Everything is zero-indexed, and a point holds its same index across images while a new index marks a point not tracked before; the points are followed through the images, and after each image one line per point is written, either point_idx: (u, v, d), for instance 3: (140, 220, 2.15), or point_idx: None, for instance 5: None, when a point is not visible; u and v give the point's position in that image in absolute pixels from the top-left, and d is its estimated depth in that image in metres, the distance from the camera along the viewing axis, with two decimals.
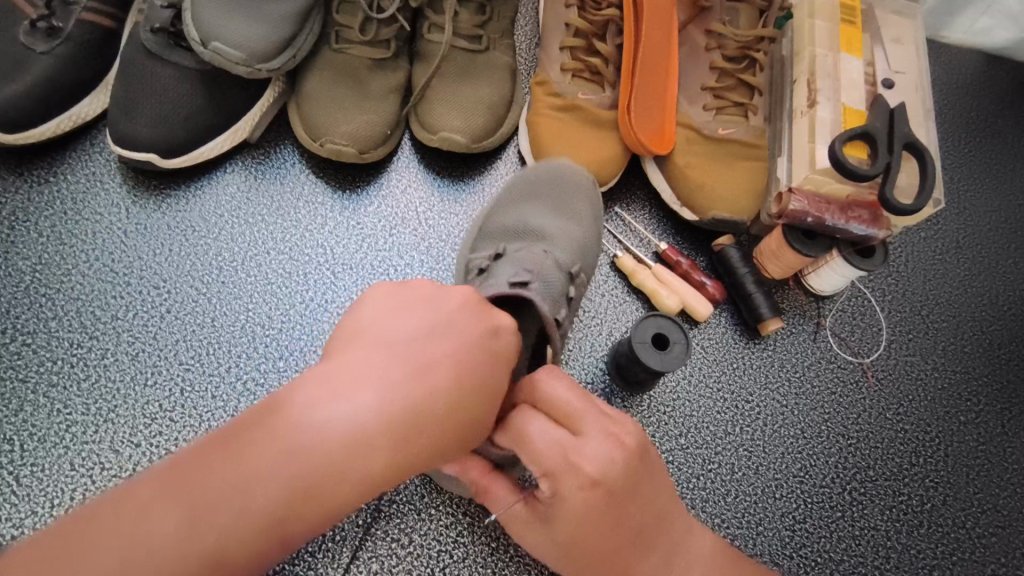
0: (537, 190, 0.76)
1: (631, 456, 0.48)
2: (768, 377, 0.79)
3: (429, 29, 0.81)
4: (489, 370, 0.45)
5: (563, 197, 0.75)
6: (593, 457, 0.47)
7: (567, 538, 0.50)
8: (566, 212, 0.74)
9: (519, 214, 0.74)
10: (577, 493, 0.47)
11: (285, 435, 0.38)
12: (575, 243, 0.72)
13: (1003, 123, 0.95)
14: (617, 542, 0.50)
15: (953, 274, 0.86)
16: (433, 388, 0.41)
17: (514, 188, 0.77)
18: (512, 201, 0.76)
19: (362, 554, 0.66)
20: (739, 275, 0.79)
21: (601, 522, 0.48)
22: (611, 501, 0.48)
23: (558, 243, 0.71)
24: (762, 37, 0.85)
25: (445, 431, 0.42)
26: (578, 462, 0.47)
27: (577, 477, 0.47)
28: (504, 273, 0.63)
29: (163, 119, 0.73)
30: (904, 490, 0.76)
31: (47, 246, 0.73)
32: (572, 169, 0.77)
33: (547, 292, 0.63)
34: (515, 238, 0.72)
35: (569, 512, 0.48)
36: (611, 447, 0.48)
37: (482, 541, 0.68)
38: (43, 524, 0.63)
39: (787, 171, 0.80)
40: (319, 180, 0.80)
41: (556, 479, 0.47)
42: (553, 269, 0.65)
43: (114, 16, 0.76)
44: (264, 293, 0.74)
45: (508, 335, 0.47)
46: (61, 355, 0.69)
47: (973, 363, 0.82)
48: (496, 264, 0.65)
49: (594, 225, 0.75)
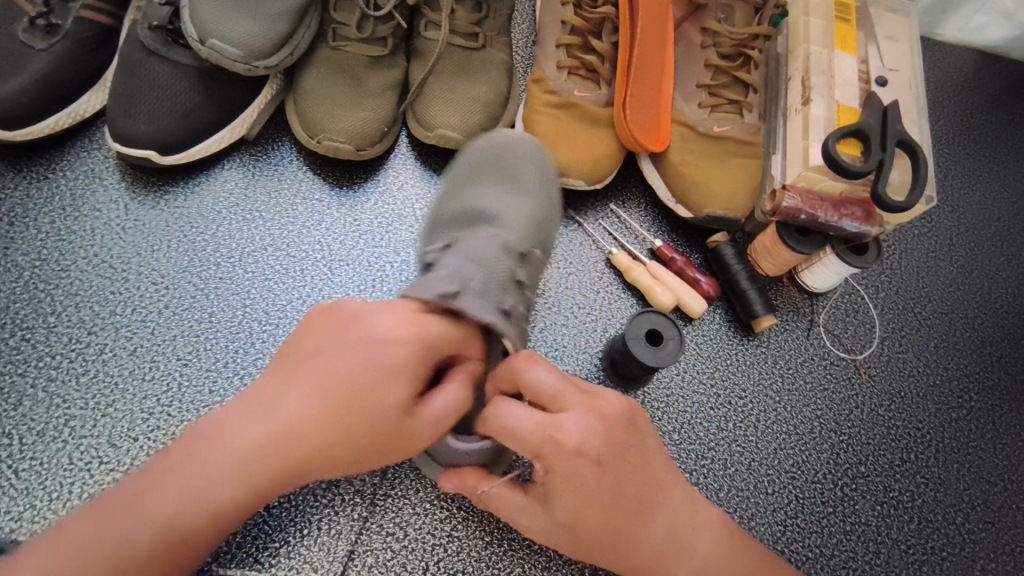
0: (479, 168, 0.72)
1: (610, 427, 0.51)
2: (761, 373, 0.80)
3: (426, 26, 0.81)
4: (386, 386, 0.47)
5: (508, 173, 0.72)
6: (573, 432, 0.49)
7: (569, 514, 0.52)
8: (514, 188, 0.71)
9: (464, 196, 0.70)
10: (565, 467, 0.49)
11: (205, 445, 0.47)
12: (525, 217, 0.69)
13: (997, 121, 0.96)
14: (617, 511, 0.52)
15: (946, 271, 0.87)
16: (320, 401, 0.46)
17: (457, 169, 0.74)
18: (457, 183, 0.73)
19: (359, 547, 0.67)
20: (733, 272, 0.79)
21: (598, 494, 0.50)
22: (599, 470, 0.50)
23: (505, 221, 0.67)
24: (757, 35, 0.85)
25: (339, 437, 0.47)
26: (559, 435, 0.49)
27: (562, 451, 0.49)
28: (443, 270, 0.57)
29: (161, 115, 0.73)
30: (895, 486, 0.77)
31: (46, 242, 0.73)
32: (516, 139, 0.74)
33: (490, 283, 0.58)
34: (462, 224, 0.68)
35: (565, 490, 0.50)
36: (591, 421, 0.50)
37: (476, 535, 0.69)
38: (41, 517, 0.63)
39: (781, 167, 0.81)
40: (316, 177, 0.80)
41: (545, 458, 0.49)
42: (497, 256, 0.61)
43: (113, 13, 0.77)
44: (261, 289, 0.75)
45: (407, 343, 0.49)
46: (59, 350, 0.70)
47: (965, 360, 0.83)
48: (442, 255, 0.60)
49: (545, 195, 0.72)
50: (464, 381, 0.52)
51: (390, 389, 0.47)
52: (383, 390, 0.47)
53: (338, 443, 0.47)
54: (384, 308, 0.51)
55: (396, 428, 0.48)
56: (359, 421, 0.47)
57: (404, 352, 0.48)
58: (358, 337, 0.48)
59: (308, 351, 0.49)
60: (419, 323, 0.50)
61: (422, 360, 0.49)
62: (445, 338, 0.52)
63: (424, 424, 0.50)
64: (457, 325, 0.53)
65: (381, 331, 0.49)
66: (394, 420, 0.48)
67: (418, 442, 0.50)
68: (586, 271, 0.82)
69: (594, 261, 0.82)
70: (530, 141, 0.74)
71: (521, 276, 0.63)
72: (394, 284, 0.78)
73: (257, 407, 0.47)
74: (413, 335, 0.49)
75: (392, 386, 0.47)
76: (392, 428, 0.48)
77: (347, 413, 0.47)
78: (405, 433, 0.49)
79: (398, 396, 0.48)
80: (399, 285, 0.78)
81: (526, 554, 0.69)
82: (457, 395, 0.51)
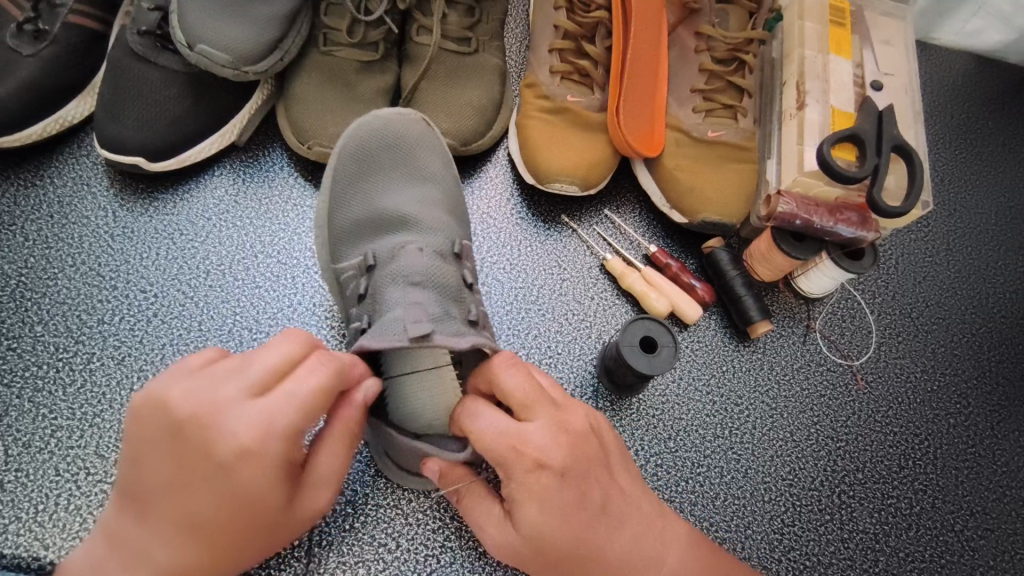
0: (380, 160, 0.70)
1: (577, 440, 0.50)
2: (757, 380, 0.79)
3: (417, 31, 0.80)
4: (259, 488, 0.45)
5: (413, 172, 0.71)
6: (535, 444, 0.49)
7: (532, 529, 0.50)
8: (418, 178, 0.71)
9: (370, 198, 0.69)
10: (526, 478, 0.49)
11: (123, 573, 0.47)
12: (437, 207, 0.70)
13: (994, 125, 0.95)
14: (579, 525, 0.50)
15: (943, 276, 0.86)
16: (207, 517, 0.46)
17: (347, 164, 0.70)
18: (353, 184, 0.69)
19: (349, 559, 0.66)
20: (728, 278, 0.79)
21: (558, 505, 0.49)
22: (562, 482, 0.49)
23: (420, 218, 0.67)
24: (751, 39, 0.84)
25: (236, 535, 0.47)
26: (522, 446, 0.48)
27: (523, 461, 0.48)
28: (394, 300, 0.59)
29: (150, 121, 0.72)
30: (893, 493, 0.76)
31: (33, 250, 0.72)
32: (398, 119, 0.72)
33: (444, 301, 0.59)
34: (376, 233, 0.67)
35: (523, 498, 0.49)
36: (554, 432, 0.49)
37: (468, 546, 0.68)
38: (26, 530, 0.62)
39: (776, 173, 0.80)
40: (307, 183, 0.80)
41: (505, 464, 0.49)
42: (441, 268, 0.62)
43: (102, 19, 0.76)
44: (251, 297, 0.74)
45: (269, 442, 0.45)
46: (46, 359, 0.69)
47: (963, 365, 0.82)
48: (376, 282, 0.61)
49: (448, 175, 0.73)
50: (344, 436, 0.50)
51: (265, 499, 0.46)
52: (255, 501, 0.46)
53: (232, 541, 0.47)
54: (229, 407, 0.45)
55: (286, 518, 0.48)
56: (246, 533, 0.47)
57: (268, 459, 0.45)
58: (202, 457, 0.44)
59: (162, 470, 0.45)
60: (275, 419, 0.45)
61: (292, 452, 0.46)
62: (309, 418, 0.46)
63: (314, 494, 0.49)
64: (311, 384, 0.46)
65: (226, 442, 0.44)
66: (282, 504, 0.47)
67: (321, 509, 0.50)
68: (579, 277, 0.81)
69: (588, 267, 0.82)
70: (431, 132, 0.73)
71: (470, 281, 0.64)
72: None
73: (141, 533, 0.47)
74: (269, 435, 0.45)
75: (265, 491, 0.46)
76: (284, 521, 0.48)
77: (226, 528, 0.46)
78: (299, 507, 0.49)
79: (274, 500, 0.46)
80: None
81: None
82: (341, 451, 0.50)
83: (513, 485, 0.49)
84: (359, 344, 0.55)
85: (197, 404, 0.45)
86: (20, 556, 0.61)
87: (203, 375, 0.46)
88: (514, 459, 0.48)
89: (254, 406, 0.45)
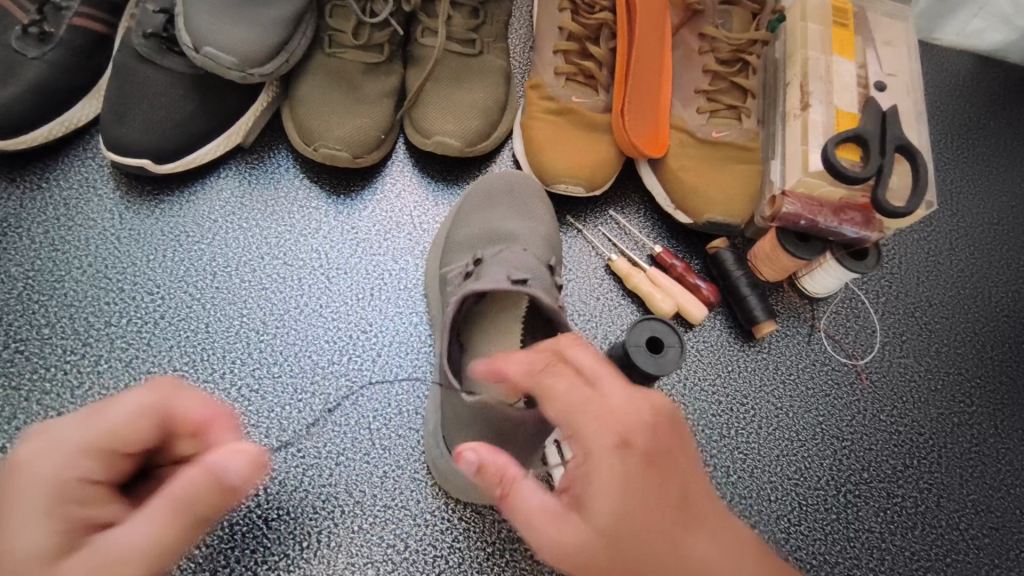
0: (496, 197, 0.76)
1: (658, 420, 0.51)
2: (762, 379, 0.79)
3: (423, 33, 0.81)
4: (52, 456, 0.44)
5: (520, 198, 0.76)
6: (613, 416, 0.50)
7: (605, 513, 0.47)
8: (523, 212, 0.75)
9: (481, 219, 0.74)
10: (608, 453, 0.48)
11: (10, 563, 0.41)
12: (542, 240, 0.74)
13: (995, 124, 0.96)
14: (657, 512, 0.47)
15: (946, 275, 0.87)
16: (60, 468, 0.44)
17: (471, 198, 0.77)
18: (470, 211, 0.76)
19: (358, 560, 0.66)
20: (733, 278, 0.79)
21: (636, 487, 0.48)
22: (639, 459, 0.49)
23: (528, 241, 0.73)
24: (754, 40, 0.84)
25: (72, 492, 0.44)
26: (603, 411, 0.50)
27: (604, 429, 0.49)
28: (495, 271, 0.64)
29: (157, 123, 0.73)
30: (898, 492, 0.77)
31: (41, 252, 0.72)
32: (521, 175, 0.79)
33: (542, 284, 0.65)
34: (485, 244, 0.72)
35: (601, 477, 0.48)
36: (629, 404, 0.50)
37: (477, 546, 0.68)
38: None
39: (781, 173, 0.81)
40: (313, 184, 0.80)
41: (581, 433, 0.50)
42: (535, 262, 0.67)
43: (106, 21, 0.76)
44: (258, 299, 0.74)
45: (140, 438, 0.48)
46: (54, 362, 0.69)
47: (966, 365, 0.83)
48: (481, 265, 0.66)
49: (553, 221, 0.78)
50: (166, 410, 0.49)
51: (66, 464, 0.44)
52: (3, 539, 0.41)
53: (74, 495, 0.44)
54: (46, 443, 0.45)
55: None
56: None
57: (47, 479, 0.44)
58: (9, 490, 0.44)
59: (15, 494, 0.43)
60: (61, 436, 0.46)
61: (65, 482, 0.44)
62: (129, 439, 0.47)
63: (95, 564, 0.41)
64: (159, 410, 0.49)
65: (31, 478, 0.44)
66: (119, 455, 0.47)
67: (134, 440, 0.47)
68: (585, 277, 0.81)
69: (594, 267, 0.82)
70: (529, 173, 0.80)
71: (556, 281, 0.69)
72: (392, 292, 0.77)
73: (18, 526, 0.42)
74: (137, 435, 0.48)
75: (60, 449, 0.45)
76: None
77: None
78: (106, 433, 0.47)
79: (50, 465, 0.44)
80: (396, 293, 0.77)
81: (528, 564, 0.68)
82: (155, 518, 0.43)
83: (590, 461, 0.49)
84: (468, 289, 0.61)
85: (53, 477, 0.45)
86: None
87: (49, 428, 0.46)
88: (591, 430, 0.49)
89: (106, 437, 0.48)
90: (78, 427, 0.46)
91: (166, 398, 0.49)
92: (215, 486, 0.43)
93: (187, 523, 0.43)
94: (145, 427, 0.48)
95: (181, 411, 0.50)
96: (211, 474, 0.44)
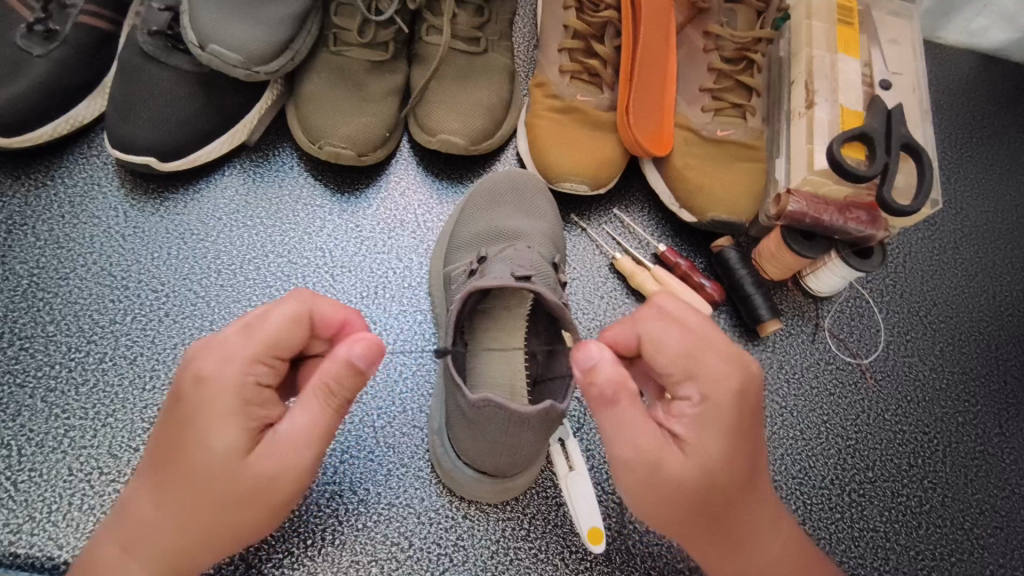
0: (501, 195, 0.76)
1: (763, 378, 0.53)
2: (767, 378, 0.79)
3: (428, 32, 0.81)
4: (230, 359, 0.49)
5: (524, 196, 0.76)
6: (730, 364, 0.52)
7: (716, 461, 0.51)
8: (527, 211, 0.75)
9: (486, 218, 0.75)
10: (722, 397, 0.51)
11: (197, 462, 0.48)
12: (547, 238, 0.74)
13: (999, 123, 0.96)
14: (749, 457, 0.53)
15: (951, 274, 0.86)
16: (234, 377, 0.49)
17: (476, 197, 0.77)
18: (474, 211, 0.76)
19: (362, 558, 0.66)
20: (738, 277, 0.79)
21: (740, 431, 0.51)
22: (752, 411, 0.52)
23: (533, 240, 0.73)
24: (760, 39, 0.84)
25: (247, 396, 0.49)
26: (719, 364, 0.52)
27: (721, 376, 0.51)
28: (500, 269, 0.64)
29: (162, 122, 0.73)
30: (902, 491, 0.77)
31: (45, 250, 0.72)
32: (527, 175, 0.79)
33: (545, 282, 0.65)
34: (487, 242, 0.73)
35: (713, 419, 0.51)
36: (736, 353, 0.53)
37: (482, 545, 0.68)
38: (41, 529, 0.63)
39: (785, 172, 0.80)
40: (317, 182, 0.80)
41: (700, 378, 0.52)
42: (539, 258, 0.67)
43: (111, 19, 0.76)
44: (262, 296, 0.74)
45: (299, 332, 0.52)
46: (59, 359, 0.69)
47: (971, 364, 0.83)
48: (486, 264, 0.66)
49: (557, 218, 0.78)
50: (308, 313, 0.53)
51: (245, 370, 0.50)
52: (200, 437, 0.48)
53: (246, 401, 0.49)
54: (224, 347, 0.50)
55: (248, 472, 0.49)
56: (206, 478, 0.48)
57: (221, 380, 0.49)
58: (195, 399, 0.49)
59: (196, 404, 0.49)
60: (232, 345, 0.50)
61: (242, 387, 0.49)
62: (281, 339, 0.51)
63: (274, 455, 0.49)
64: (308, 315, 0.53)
65: (217, 379, 0.49)
66: (281, 351, 0.52)
67: (287, 341, 0.51)
68: (589, 276, 0.81)
69: (598, 266, 0.82)
70: (534, 173, 0.80)
71: (560, 278, 0.69)
72: (396, 291, 0.77)
73: (199, 429, 0.48)
74: (292, 335, 0.52)
75: (228, 351, 0.50)
76: (257, 478, 0.49)
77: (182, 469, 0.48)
78: (263, 339, 0.51)
79: (226, 370, 0.49)
80: (401, 292, 0.77)
81: (533, 563, 0.68)
82: (312, 410, 0.50)
83: (707, 406, 0.51)
84: (472, 285, 0.61)
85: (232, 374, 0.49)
86: (34, 556, 0.62)
87: (221, 334, 0.51)
88: (710, 375, 0.52)
89: (250, 332, 0.51)
90: (243, 338, 0.50)
91: (308, 304, 0.53)
92: (351, 371, 0.49)
93: (338, 410, 0.51)
94: (298, 329, 0.52)
95: (326, 314, 0.54)
96: (342, 363, 0.49)
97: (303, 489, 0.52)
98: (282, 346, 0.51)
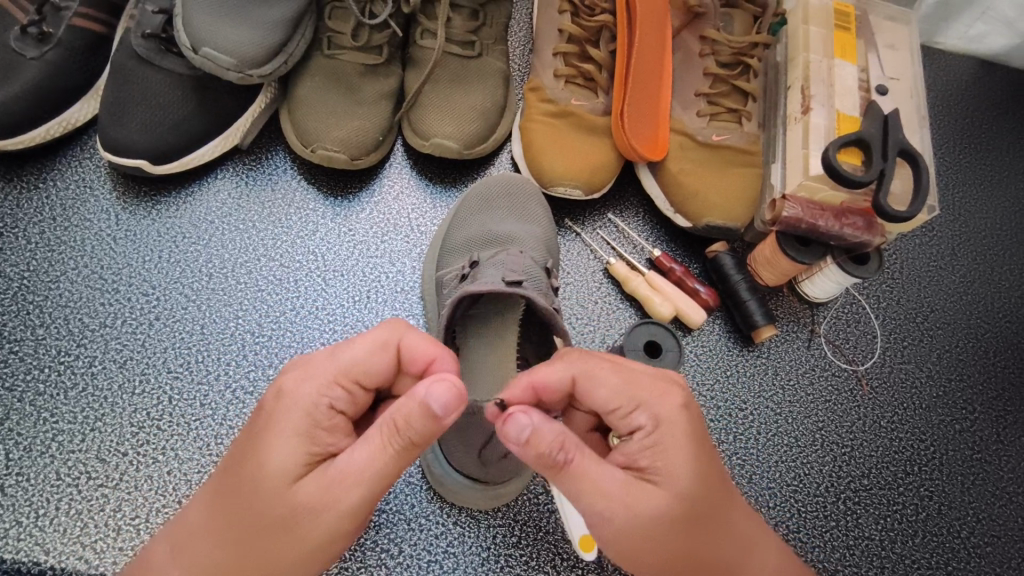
0: (494, 201, 0.76)
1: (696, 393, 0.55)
2: (761, 384, 0.79)
3: (422, 35, 0.80)
4: (308, 378, 0.49)
5: (517, 201, 0.76)
6: (665, 384, 0.53)
7: (685, 482, 0.49)
8: (524, 216, 0.75)
9: (482, 222, 0.74)
10: (673, 418, 0.51)
11: (249, 481, 0.47)
12: (541, 244, 0.73)
13: (997, 129, 0.95)
14: (718, 479, 0.52)
15: (948, 280, 0.86)
16: (308, 396, 0.49)
17: (469, 202, 0.77)
18: (467, 215, 0.75)
19: (351, 565, 0.65)
20: (732, 282, 0.78)
21: (700, 451, 0.51)
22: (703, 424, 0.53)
23: (527, 244, 0.72)
24: (756, 43, 0.83)
25: (315, 418, 0.48)
26: (659, 388, 0.52)
27: (663, 400, 0.52)
28: (492, 274, 0.64)
29: (154, 124, 0.72)
30: (898, 499, 0.76)
31: (36, 253, 0.72)
32: (522, 179, 0.79)
33: (538, 287, 0.65)
34: (480, 247, 0.72)
35: (673, 443, 0.50)
36: (663, 376, 0.54)
37: (472, 551, 0.67)
38: (27, 534, 0.62)
39: (781, 177, 0.80)
40: (310, 186, 0.79)
41: (648, 403, 0.52)
42: (533, 263, 0.66)
43: (105, 21, 0.76)
44: (253, 300, 0.74)
45: (380, 361, 0.51)
46: (48, 363, 0.69)
47: (967, 371, 0.82)
48: (479, 269, 0.66)
49: (552, 225, 0.77)
50: (394, 346, 0.52)
51: (321, 390, 0.49)
52: (262, 451, 0.47)
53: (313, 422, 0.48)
54: (311, 366, 0.50)
55: (292, 498, 0.46)
56: (253, 497, 0.46)
57: (297, 396, 0.49)
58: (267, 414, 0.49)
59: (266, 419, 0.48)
60: (317, 364, 0.50)
61: (315, 408, 0.48)
62: (364, 367, 0.51)
63: (325, 484, 0.46)
64: (393, 346, 0.52)
65: (292, 396, 0.49)
66: (360, 379, 0.51)
67: (370, 369, 0.51)
68: (583, 281, 0.81)
69: (592, 270, 0.81)
70: (529, 177, 0.80)
71: (553, 283, 0.69)
72: (389, 295, 0.77)
73: (259, 444, 0.48)
74: (374, 363, 0.51)
75: (311, 371, 0.50)
76: (298, 507, 0.46)
77: (236, 482, 0.47)
78: (344, 363, 0.50)
79: (306, 389, 0.49)
80: (393, 296, 0.77)
81: (522, 571, 0.67)
82: (375, 444, 0.46)
83: (663, 430, 0.51)
84: (461, 290, 0.60)
85: (308, 394, 0.49)
86: (20, 561, 0.61)
87: (314, 354, 0.52)
88: (655, 397, 0.52)
89: (336, 356, 0.51)
90: (329, 358, 0.51)
91: (397, 335, 0.52)
92: (425, 414, 0.45)
93: (399, 452, 0.46)
94: (381, 359, 0.51)
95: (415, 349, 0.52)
96: (418, 403, 0.45)
97: (347, 536, 0.48)
98: (363, 373, 0.51)
